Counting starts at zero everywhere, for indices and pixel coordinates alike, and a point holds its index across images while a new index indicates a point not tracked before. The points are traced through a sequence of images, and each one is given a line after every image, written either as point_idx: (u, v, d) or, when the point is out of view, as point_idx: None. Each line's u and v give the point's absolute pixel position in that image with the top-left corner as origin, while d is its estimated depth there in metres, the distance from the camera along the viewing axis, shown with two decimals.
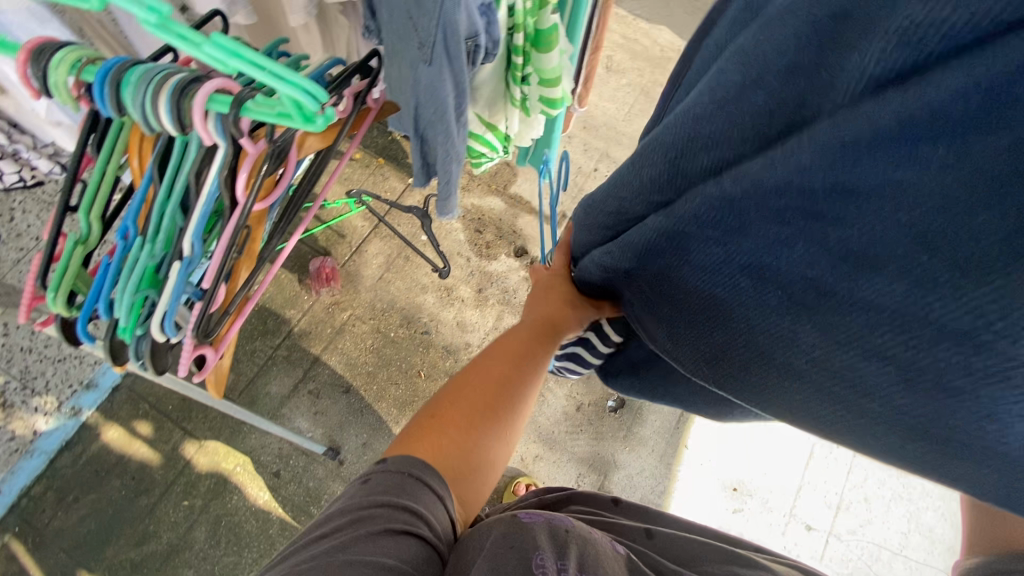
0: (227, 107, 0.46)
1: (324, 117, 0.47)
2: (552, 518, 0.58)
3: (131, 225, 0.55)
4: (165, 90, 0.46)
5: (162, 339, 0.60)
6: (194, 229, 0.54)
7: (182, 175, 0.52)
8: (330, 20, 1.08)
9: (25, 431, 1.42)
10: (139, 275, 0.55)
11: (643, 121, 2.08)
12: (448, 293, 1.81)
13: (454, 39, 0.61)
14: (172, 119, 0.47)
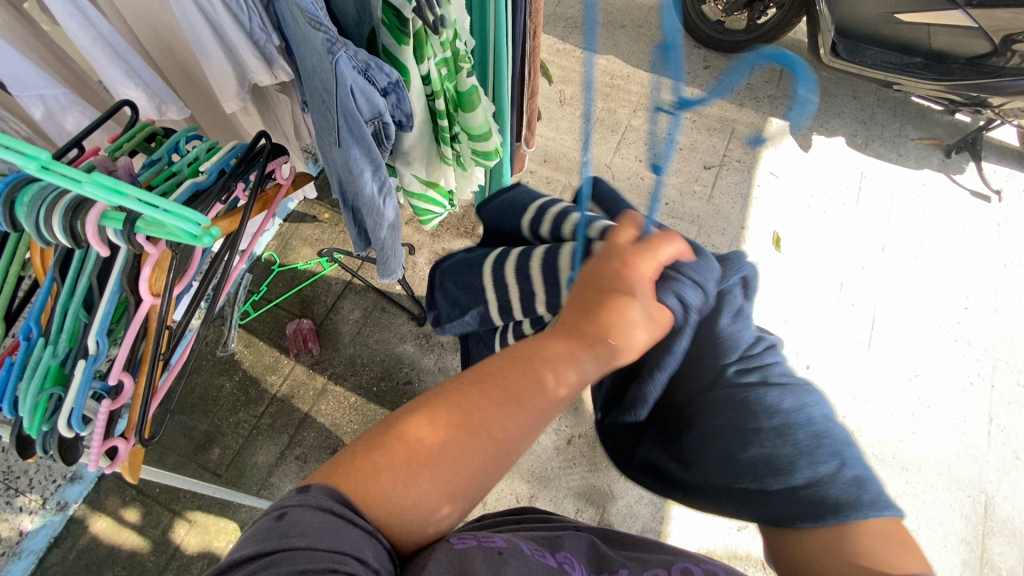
0: (119, 222, 0.60)
1: (208, 236, 0.65)
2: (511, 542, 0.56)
3: (33, 328, 0.69)
4: (59, 212, 0.58)
5: (69, 433, 0.72)
6: (99, 325, 0.69)
7: (84, 277, 0.67)
8: (271, 101, 1.13)
9: (11, 532, 1.42)
10: (42, 373, 0.68)
11: (600, 148, 2.14)
12: (427, 339, 1.81)
13: (354, 125, 0.71)
14: (67, 234, 0.59)
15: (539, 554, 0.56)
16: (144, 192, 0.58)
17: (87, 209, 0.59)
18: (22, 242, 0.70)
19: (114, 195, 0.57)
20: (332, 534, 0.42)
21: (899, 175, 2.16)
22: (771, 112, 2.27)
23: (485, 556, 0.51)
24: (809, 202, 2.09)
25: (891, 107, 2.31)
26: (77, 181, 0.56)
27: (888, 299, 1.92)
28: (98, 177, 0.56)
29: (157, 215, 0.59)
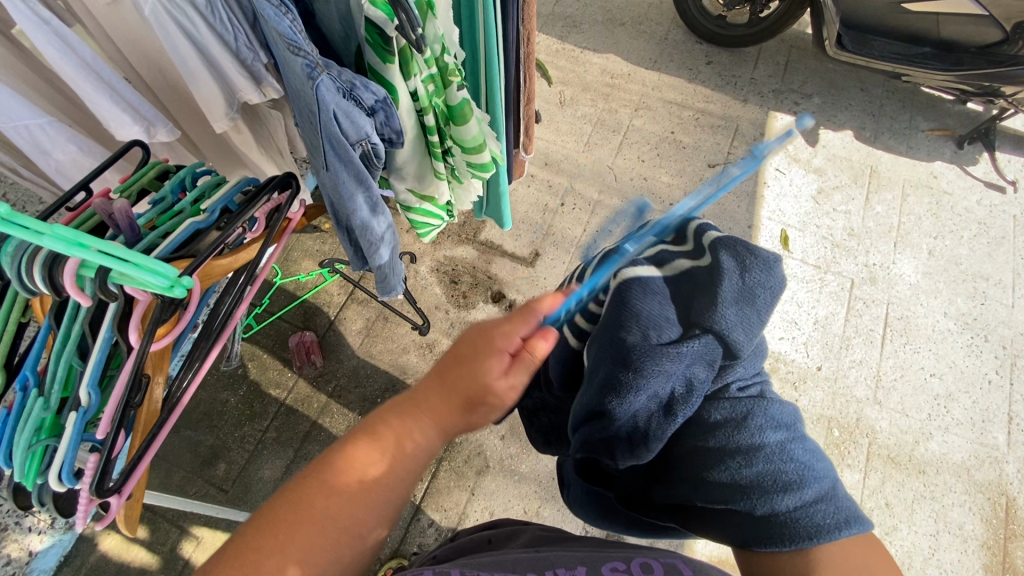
0: (95, 271, 0.59)
1: (182, 285, 0.63)
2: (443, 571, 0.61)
3: (29, 377, 0.68)
4: (37, 263, 0.57)
5: (59, 487, 0.68)
6: (89, 375, 0.67)
7: (76, 324, 0.65)
8: (263, 117, 1.12)
9: (21, 553, 1.42)
10: (33, 423, 0.67)
11: (602, 149, 2.11)
12: (430, 348, 1.80)
13: (340, 149, 0.70)
14: (47, 282, 0.58)
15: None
16: (109, 245, 0.56)
17: (61, 259, 0.58)
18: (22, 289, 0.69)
19: (77, 249, 0.55)
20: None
21: (910, 168, 2.10)
22: (776, 107, 2.22)
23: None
24: (818, 198, 2.04)
25: (900, 99, 2.26)
26: (38, 233, 0.54)
27: (900, 296, 1.87)
28: (58, 230, 0.54)
29: (123, 268, 0.58)
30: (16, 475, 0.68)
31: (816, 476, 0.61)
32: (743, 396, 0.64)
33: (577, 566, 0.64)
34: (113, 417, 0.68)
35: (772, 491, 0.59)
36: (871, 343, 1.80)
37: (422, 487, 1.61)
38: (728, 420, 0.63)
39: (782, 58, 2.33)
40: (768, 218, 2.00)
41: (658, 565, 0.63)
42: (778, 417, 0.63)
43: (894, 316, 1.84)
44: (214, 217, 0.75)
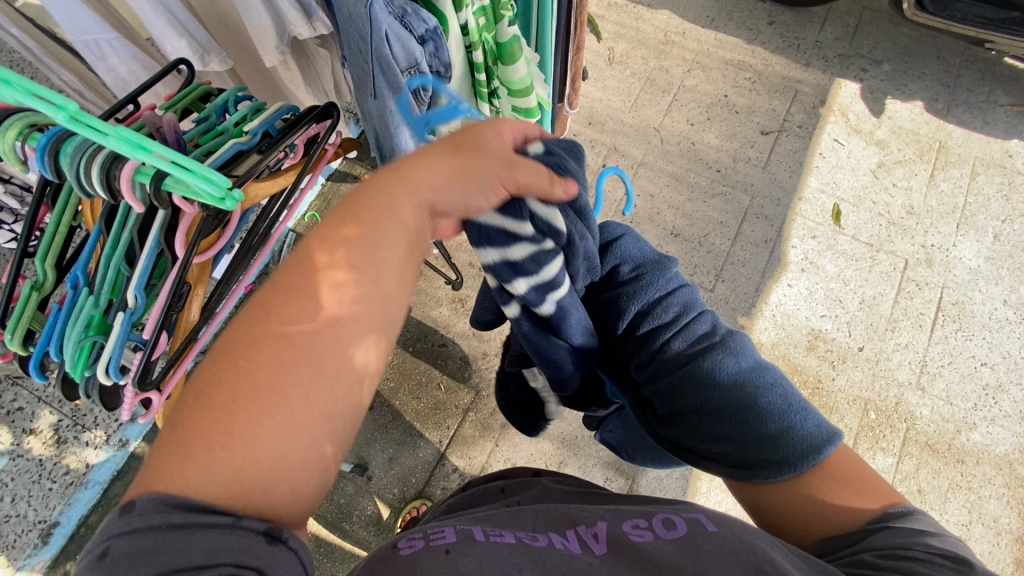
0: (151, 177, 0.60)
1: (232, 199, 0.62)
2: (462, 532, 0.61)
3: (79, 278, 0.72)
4: (96, 163, 0.59)
5: (108, 380, 0.74)
6: (138, 280, 0.70)
7: (126, 230, 0.68)
8: (310, 55, 1.13)
9: (79, 463, 1.56)
10: (83, 320, 0.71)
11: (650, 110, 2.03)
12: (461, 303, 1.81)
13: (389, 74, 0.70)
14: (103, 180, 0.59)
15: (493, 537, 0.60)
16: (166, 149, 0.56)
17: (123, 161, 0.60)
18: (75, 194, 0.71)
19: (138, 151, 0.56)
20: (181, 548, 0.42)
21: (983, 145, 1.96)
22: (841, 73, 2.08)
23: (430, 557, 0.55)
24: (877, 172, 1.93)
25: (980, 69, 2.08)
26: (103, 133, 0.55)
27: (958, 281, 1.77)
28: (123, 130, 0.55)
29: (177, 173, 0.57)
30: (67, 366, 0.73)
31: (766, 420, 0.67)
32: (697, 354, 0.74)
33: (598, 522, 0.64)
34: (158, 322, 0.72)
35: (717, 437, 0.69)
36: (920, 327, 1.72)
37: (449, 435, 1.65)
38: (690, 376, 0.73)
39: (852, 20, 2.17)
40: (821, 191, 1.91)
41: (680, 521, 0.62)
42: (719, 366, 0.72)
43: (948, 301, 1.75)
44: (255, 140, 0.76)
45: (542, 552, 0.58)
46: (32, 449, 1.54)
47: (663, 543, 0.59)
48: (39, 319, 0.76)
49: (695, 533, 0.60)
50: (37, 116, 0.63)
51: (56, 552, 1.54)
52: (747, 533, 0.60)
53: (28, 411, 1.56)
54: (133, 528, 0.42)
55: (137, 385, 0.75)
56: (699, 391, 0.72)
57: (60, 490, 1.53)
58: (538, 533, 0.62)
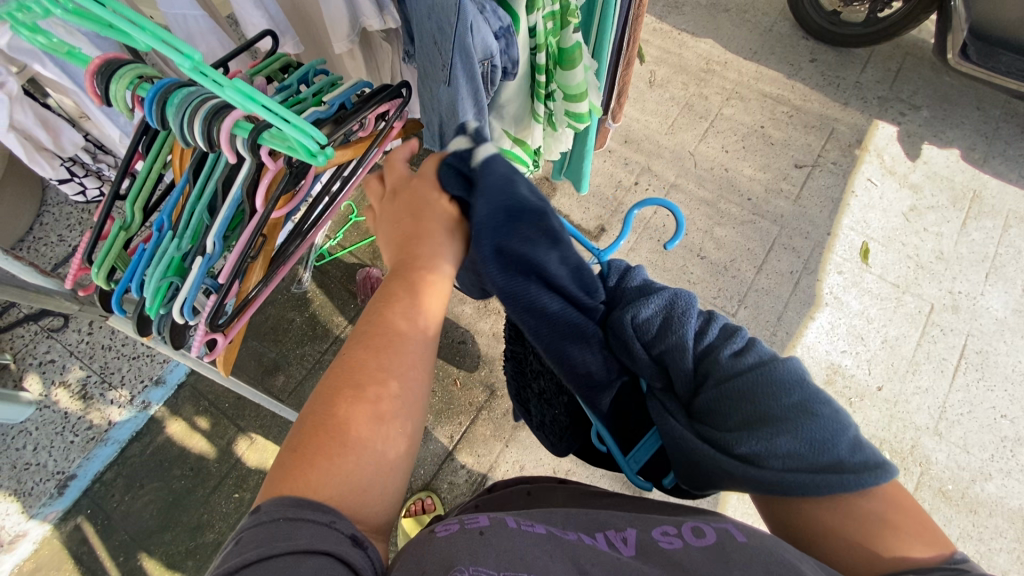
0: (248, 133, 0.65)
1: (324, 155, 0.66)
2: (496, 517, 0.58)
3: (165, 222, 0.77)
4: (200, 116, 0.63)
5: (181, 319, 0.79)
6: (220, 226, 0.74)
7: (214, 179, 0.73)
8: (375, 47, 1.19)
9: (102, 420, 1.61)
10: (166, 260, 0.76)
11: (686, 134, 2.07)
12: (485, 303, 1.84)
13: (467, 62, 0.75)
14: (204, 135, 0.64)
15: (526, 525, 0.57)
16: (275, 103, 0.60)
17: (222, 116, 0.64)
18: (167, 144, 0.77)
19: (249, 102, 0.59)
20: (287, 540, 0.45)
21: (1018, 198, 1.96)
22: (879, 115, 2.10)
23: (466, 539, 0.54)
24: (909, 216, 1.93)
25: (1020, 123, 2.09)
26: (220, 85, 0.58)
27: (983, 330, 1.76)
28: (239, 81, 0.58)
29: (281, 126, 0.61)
30: (146, 303, 0.77)
31: (837, 443, 0.54)
32: (748, 366, 0.61)
33: (627, 528, 0.60)
34: (234, 268, 0.77)
35: (785, 459, 0.54)
36: (941, 372, 1.71)
37: (461, 430, 1.67)
38: (743, 393, 0.59)
39: (893, 64, 2.20)
40: (850, 228, 1.92)
41: (710, 530, 0.57)
42: (788, 373, 0.59)
43: (972, 349, 1.74)
44: (333, 110, 0.80)
45: (572, 544, 0.55)
46: (61, 401, 1.61)
47: (693, 550, 0.55)
48: (121, 259, 0.81)
49: (724, 543, 0.55)
50: (146, 70, 0.69)
51: (69, 504, 1.55)
52: (779, 542, 0.55)
53: (59, 364, 1.64)
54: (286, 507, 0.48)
55: (208, 326, 0.80)
56: (750, 411, 0.58)
57: (81, 445, 1.58)
58: (568, 530, 0.59)
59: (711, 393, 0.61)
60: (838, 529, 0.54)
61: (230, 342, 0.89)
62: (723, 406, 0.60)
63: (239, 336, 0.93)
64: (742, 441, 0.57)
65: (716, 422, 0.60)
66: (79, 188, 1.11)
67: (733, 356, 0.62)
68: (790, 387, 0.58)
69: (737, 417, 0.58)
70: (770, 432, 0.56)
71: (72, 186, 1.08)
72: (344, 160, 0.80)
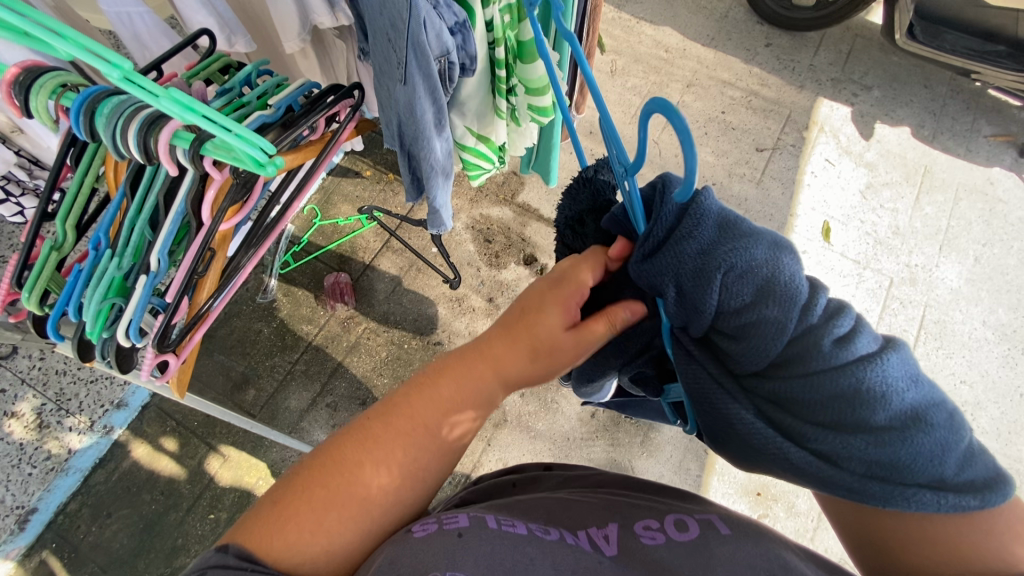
0: (188, 143, 0.61)
1: (273, 165, 0.63)
2: (478, 516, 0.57)
3: (102, 240, 0.72)
4: (134, 127, 0.60)
5: (127, 342, 0.76)
6: (163, 243, 0.71)
7: (153, 195, 0.69)
8: (328, 44, 1.15)
9: (61, 449, 1.52)
10: (106, 282, 0.72)
11: (648, 123, 2.08)
12: (459, 302, 1.82)
13: (422, 60, 0.73)
14: (138, 142, 0.60)
15: (506, 527, 0.56)
16: (216, 113, 0.56)
17: (159, 128, 0.60)
18: (99, 154, 0.72)
19: (187, 113, 0.55)
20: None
21: (966, 171, 2.04)
22: (833, 96, 2.16)
23: (444, 544, 0.53)
24: (865, 194, 1.99)
25: (965, 99, 2.17)
26: (154, 95, 0.53)
27: (939, 301, 1.83)
28: (175, 92, 0.54)
29: (225, 137, 0.57)
30: (86, 327, 0.74)
31: (948, 462, 0.46)
32: (857, 363, 0.47)
33: (610, 522, 0.59)
34: (183, 285, 0.74)
35: (877, 467, 0.47)
36: (903, 344, 1.77)
37: None
38: (842, 395, 0.47)
39: (845, 46, 2.25)
40: (811, 208, 1.96)
41: (693, 522, 0.58)
42: (901, 369, 0.47)
43: (930, 319, 1.81)
44: (280, 113, 0.77)
45: (555, 549, 0.54)
46: (13, 433, 1.47)
47: (676, 546, 0.55)
48: (55, 281, 0.76)
49: (707, 536, 0.56)
50: (68, 77, 0.65)
51: (31, 540, 1.48)
52: (764, 537, 0.57)
53: (10, 393, 1.49)
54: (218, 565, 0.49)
55: (157, 347, 0.77)
56: (843, 412, 0.47)
57: (40, 476, 1.49)
58: (550, 526, 0.58)
59: (796, 391, 0.49)
60: (913, 542, 0.49)
61: (183, 360, 0.86)
62: (834, 406, 0.48)
63: (193, 353, 0.90)
64: (845, 448, 0.47)
65: (786, 409, 0.51)
66: (17, 209, 1.03)
67: (837, 348, 0.48)
68: (903, 381, 0.47)
69: (821, 427, 0.48)
70: (860, 441, 0.47)
71: (8, 207, 1.02)
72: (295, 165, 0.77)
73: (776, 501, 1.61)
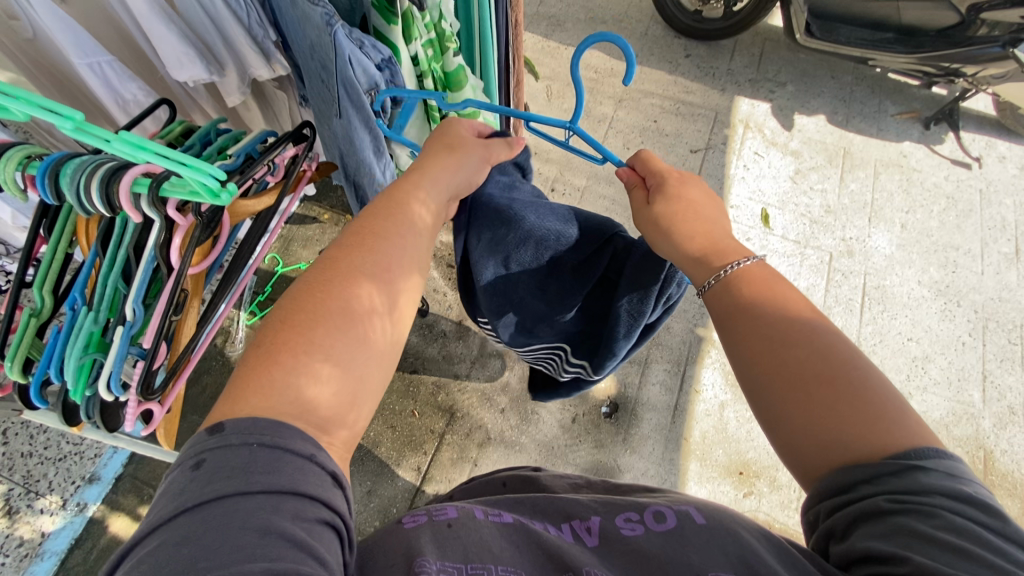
0: (147, 188, 0.65)
1: (227, 192, 0.67)
2: (464, 510, 0.61)
3: (78, 298, 0.75)
4: (96, 181, 0.64)
5: (110, 396, 0.77)
6: (137, 293, 0.73)
7: (124, 248, 0.72)
8: (269, 96, 1.21)
9: (33, 533, 1.45)
10: (84, 339, 0.74)
11: (588, 139, 2.20)
12: (430, 329, 1.85)
13: (353, 95, 0.80)
14: (101, 191, 0.64)
15: (492, 517, 0.61)
16: (166, 150, 0.62)
17: (119, 175, 0.64)
18: (70, 220, 0.75)
19: (139, 152, 0.60)
20: (261, 472, 0.42)
21: (881, 148, 2.22)
22: (753, 95, 2.33)
23: (434, 532, 0.56)
24: (795, 178, 2.14)
25: (869, 85, 2.38)
26: (106, 141, 0.59)
27: (877, 267, 1.97)
28: (124, 134, 0.59)
29: (177, 170, 0.62)
30: (68, 386, 0.76)
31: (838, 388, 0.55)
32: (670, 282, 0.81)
33: (592, 516, 0.63)
34: (159, 331, 0.76)
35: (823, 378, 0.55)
36: (851, 311, 1.89)
37: (428, 459, 1.66)
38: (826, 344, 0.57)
39: (757, 50, 2.45)
40: (749, 198, 2.10)
41: (671, 512, 0.59)
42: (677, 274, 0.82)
43: (871, 286, 1.93)
44: (239, 162, 0.81)
45: (536, 535, 0.58)
46: None
47: (654, 537, 0.57)
48: (36, 347, 0.78)
49: (685, 525, 0.58)
50: (32, 149, 0.69)
51: None
52: (735, 521, 0.59)
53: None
54: (220, 446, 0.44)
55: (140, 396, 0.79)
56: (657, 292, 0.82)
57: (14, 564, 1.42)
58: (535, 519, 0.63)
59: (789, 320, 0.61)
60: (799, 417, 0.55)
61: (168, 408, 0.88)
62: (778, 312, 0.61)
63: (179, 399, 0.92)
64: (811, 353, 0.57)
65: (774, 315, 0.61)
66: None
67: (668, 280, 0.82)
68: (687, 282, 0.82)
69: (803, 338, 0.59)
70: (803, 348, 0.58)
71: None
72: (253, 208, 0.83)
73: (759, 478, 1.67)
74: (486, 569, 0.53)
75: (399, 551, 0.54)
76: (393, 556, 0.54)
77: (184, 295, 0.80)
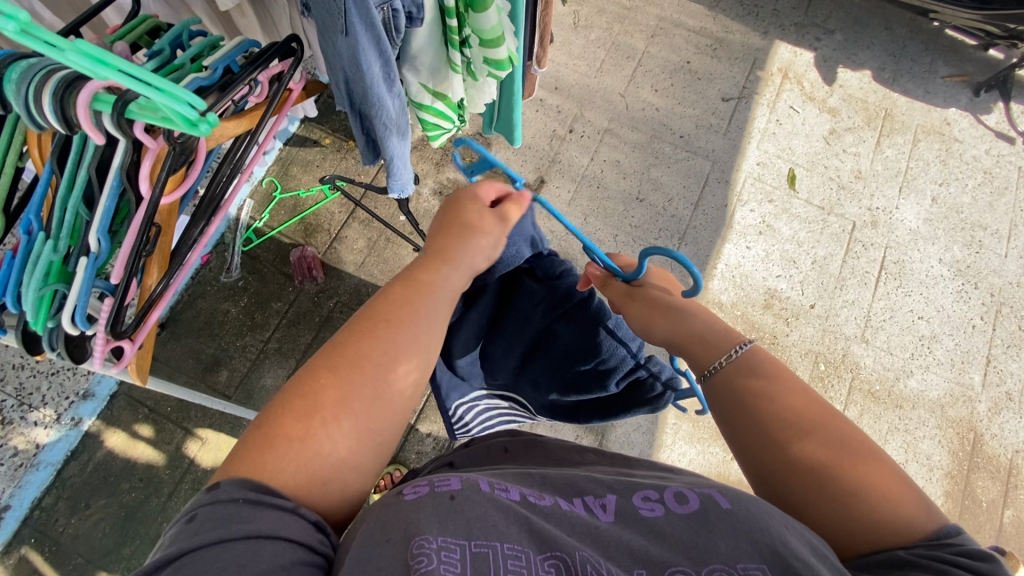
0: (110, 107, 0.57)
1: (206, 122, 0.60)
2: (468, 480, 0.56)
3: (33, 222, 0.68)
4: (47, 92, 0.56)
5: (75, 330, 0.71)
6: (102, 222, 0.66)
7: (83, 168, 0.64)
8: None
9: (28, 444, 1.45)
10: (43, 268, 0.67)
11: (613, 77, 2.04)
12: None
13: (362, 7, 0.71)
14: (54, 106, 0.56)
15: (499, 490, 0.55)
16: (131, 66, 0.53)
17: (75, 90, 0.56)
18: (19, 129, 0.66)
19: (99, 66, 0.51)
20: (246, 522, 0.45)
21: (924, 113, 2.07)
22: (798, 42, 2.14)
23: (436, 505, 0.52)
24: (829, 139, 2.01)
25: (923, 40, 2.19)
26: (58, 49, 0.49)
27: (899, 241, 1.89)
28: (80, 42, 0.50)
29: (145, 91, 0.54)
30: (28, 317, 0.70)
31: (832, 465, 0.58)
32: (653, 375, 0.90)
33: (608, 493, 0.58)
34: (128, 264, 0.70)
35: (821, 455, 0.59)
36: (865, 284, 1.83)
37: (422, 400, 1.66)
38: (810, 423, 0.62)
39: None
40: (777, 156, 1.98)
41: (692, 495, 0.56)
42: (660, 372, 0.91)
43: (890, 260, 1.87)
44: (217, 76, 0.72)
45: (547, 511, 0.54)
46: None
47: (675, 518, 0.54)
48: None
49: (708, 509, 0.54)
50: None
51: (9, 536, 1.45)
52: (761, 508, 0.54)
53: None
54: (211, 502, 0.46)
55: (109, 332, 0.74)
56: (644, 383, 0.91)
57: (8, 473, 1.42)
58: (543, 492, 0.58)
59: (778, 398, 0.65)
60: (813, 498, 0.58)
61: (140, 344, 0.83)
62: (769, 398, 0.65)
63: (151, 334, 0.87)
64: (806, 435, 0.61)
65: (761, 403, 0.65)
66: None
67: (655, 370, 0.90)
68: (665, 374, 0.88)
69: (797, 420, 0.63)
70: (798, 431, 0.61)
71: None
72: (236, 130, 0.75)
73: None
74: (491, 545, 0.48)
75: (401, 526, 0.49)
76: (389, 530, 0.49)
77: (154, 228, 0.73)
